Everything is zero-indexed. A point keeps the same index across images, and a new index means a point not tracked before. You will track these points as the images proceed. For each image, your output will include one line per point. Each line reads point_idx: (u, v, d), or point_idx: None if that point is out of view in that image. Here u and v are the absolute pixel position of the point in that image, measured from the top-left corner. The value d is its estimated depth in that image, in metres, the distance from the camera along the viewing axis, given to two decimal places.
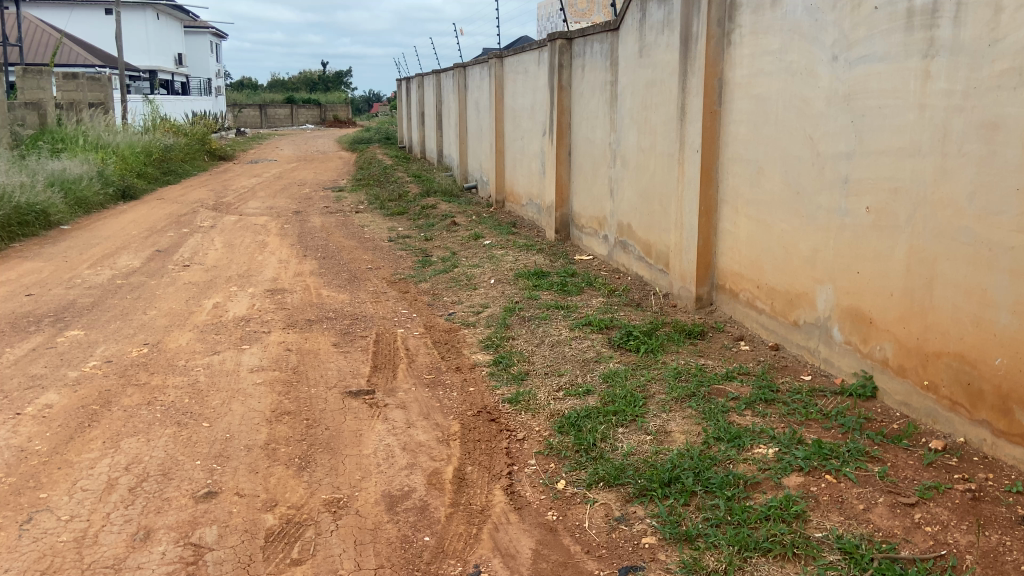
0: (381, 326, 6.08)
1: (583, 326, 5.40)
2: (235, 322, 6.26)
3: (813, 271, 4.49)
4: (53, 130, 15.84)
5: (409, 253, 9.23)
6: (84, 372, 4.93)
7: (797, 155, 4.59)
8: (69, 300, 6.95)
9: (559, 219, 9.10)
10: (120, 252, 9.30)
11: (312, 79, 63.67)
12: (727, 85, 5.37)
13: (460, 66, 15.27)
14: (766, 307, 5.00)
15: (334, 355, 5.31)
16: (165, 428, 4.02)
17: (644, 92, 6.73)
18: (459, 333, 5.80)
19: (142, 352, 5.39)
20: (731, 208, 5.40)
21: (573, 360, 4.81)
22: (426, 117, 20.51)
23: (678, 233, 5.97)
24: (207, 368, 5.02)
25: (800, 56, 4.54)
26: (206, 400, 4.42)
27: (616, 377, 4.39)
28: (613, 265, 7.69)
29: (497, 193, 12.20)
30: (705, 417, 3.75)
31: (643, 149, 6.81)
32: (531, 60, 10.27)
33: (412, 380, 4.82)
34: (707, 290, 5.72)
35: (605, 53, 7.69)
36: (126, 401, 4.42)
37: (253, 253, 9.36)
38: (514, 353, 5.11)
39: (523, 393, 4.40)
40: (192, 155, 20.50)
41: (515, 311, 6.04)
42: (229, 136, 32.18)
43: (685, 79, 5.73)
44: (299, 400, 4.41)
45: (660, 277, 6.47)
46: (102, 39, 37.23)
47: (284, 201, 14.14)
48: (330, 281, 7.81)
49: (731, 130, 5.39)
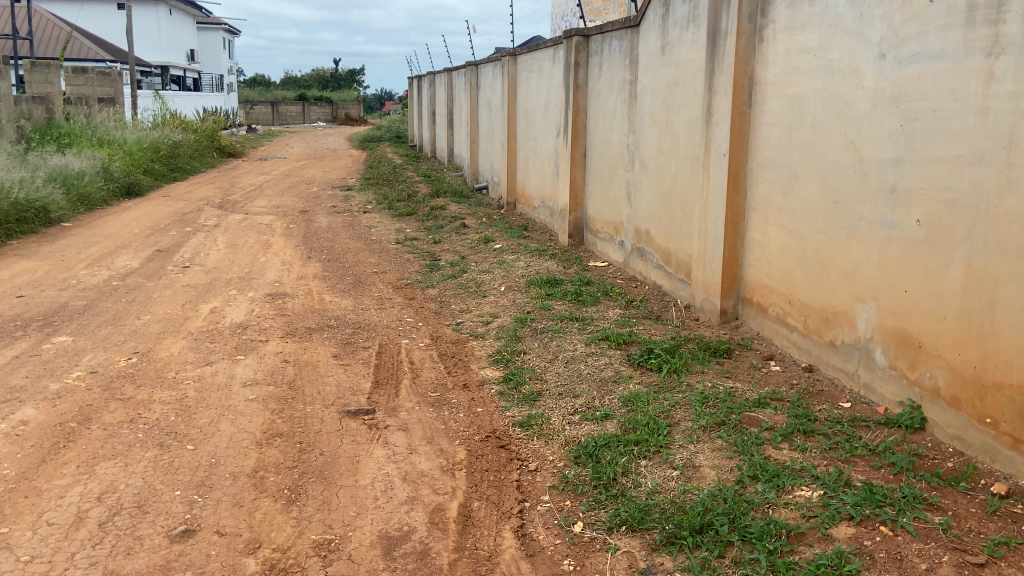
0: (384, 336, 5.74)
1: (599, 341, 5.04)
2: (232, 329, 5.93)
3: (853, 288, 4.12)
4: (59, 125, 15.58)
5: (417, 256, 8.90)
6: (67, 384, 4.61)
7: (837, 161, 4.22)
8: (60, 303, 6.65)
9: (573, 223, 8.75)
10: (119, 252, 9.00)
11: (324, 76, 63.52)
12: (758, 85, 5.01)
13: (472, 64, 14.95)
14: (798, 324, 4.63)
15: (334, 368, 4.98)
16: (146, 451, 3.70)
17: (666, 91, 6.36)
18: (467, 346, 5.45)
19: (131, 362, 5.07)
20: (761, 217, 5.03)
21: (589, 379, 4.46)
22: (437, 115, 20.19)
23: (701, 242, 5.61)
24: (198, 382, 4.69)
25: (841, 53, 4.17)
26: (193, 419, 4.09)
27: (637, 401, 4.02)
28: (629, 273, 7.33)
29: (508, 195, 11.85)
30: (738, 451, 3.39)
31: (664, 152, 6.44)
32: (545, 58, 9.92)
33: (415, 398, 4.47)
34: (733, 304, 5.36)
35: (625, 51, 7.33)
36: (107, 419, 4.10)
37: (256, 254, 9.06)
38: (525, 370, 4.76)
39: (535, 417, 4.05)
40: (201, 151, 20.24)
41: (527, 323, 5.69)
42: (240, 133, 31.97)
43: (711, 78, 5.37)
44: (292, 420, 4.07)
45: (680, 287, 6.11)
46: (114, 34, 37.16)
47: (291, 200, 13.84)
48: (334, 285, 7.48)
49: (761, 132, 5.02)
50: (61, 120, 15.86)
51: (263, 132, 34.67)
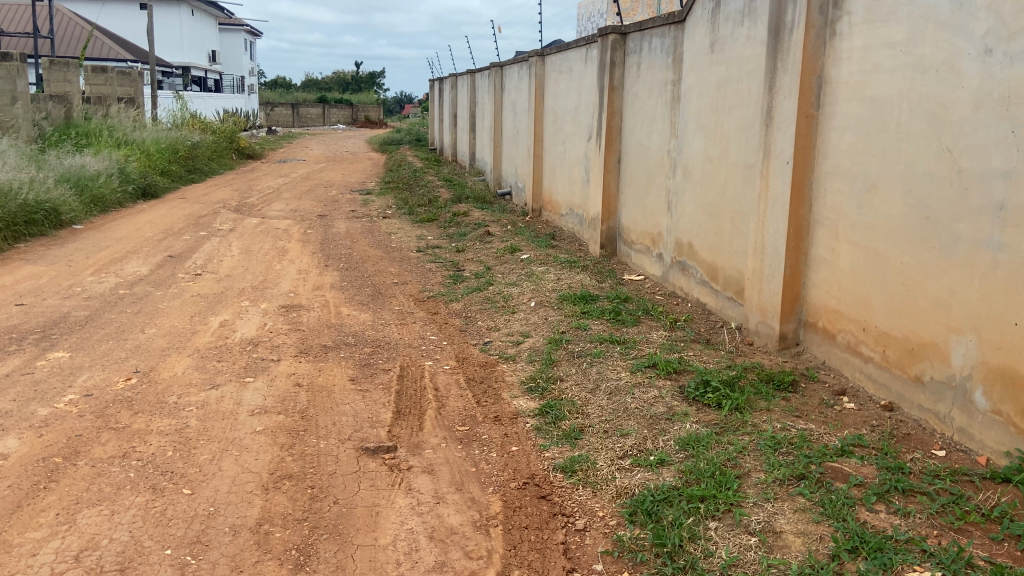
0: (406, 357, 5.25)
1: (645, 368, 4.52)
2: (241, 346, 5.48)
3: (946, 317, 3.60)
4: (77, 125, 15.28)
5: (440, 266, 8.43)
6: (57, 410, 4.16)
7: (928, 173, 3.70)
8: (62, 314, 6.23)
9: (605, 232, 8.23)
10: (129, 258, 8.60)
11: (345, 79, 63.50)
12: (828, 85, 4.49)
13: (497, 65, 14.49)
14: (876, 355, 4.11)
15: (351, 395, 4.49)
16: (137, 496, 3.24)
17: (715, 92, 5.85)
18: (497, 370, 4.95)
19: (130, 384, 4.61)
20: (830, 233, 4.51)
21: (637, 415, 3.94)
22: (459, 118, 19.73)
23: (756, 258, 5.09)
24: (201, 410, 4.23)
25: (935, 49, 3.64)
26: (192, 456, 3.62)
27: (697, 444, 3.51)
28: (668, 288, 6.81)
29: (534, 201, 11.36)
30: (827, 514, 2.88)
31: (711, 158, 5.93)
32: (577, 58, 9.41)
33: (441, 433, 3.97)
34: (793, 328, 4.83)
35: (667, 49, 6.83)
36: (97, 454, 3.64)
37: (271, 261, 8.62)
38: (564, 402, 4.25)
39: (580, 460, 3.54)
40: (220, 153, 19.91)
41: (561, 345, 5.18)
42: (261, 135, 31.77)
43: (773, 77, 4.86)
44: (304, 459, 3.59)
45: (729, 306, 5.59)
46: (136, 34, 37.16)
47: (309, 203, 13.43)
48: (352, 297, 7.02)
49: (830, 138, 4.50)
50: (79, 120, 15.57)
51: (283, 134, 34.36)
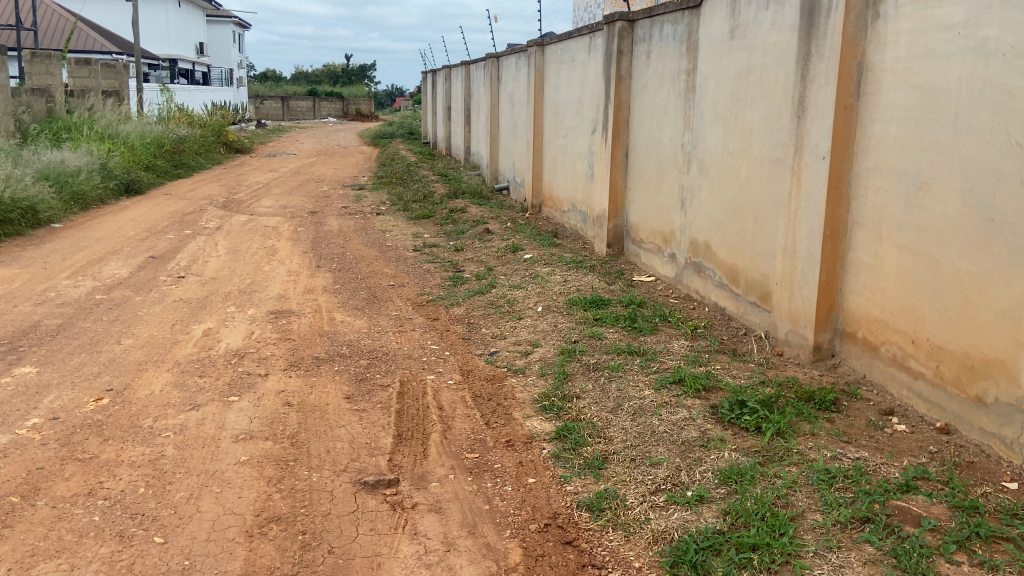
0: (406, 370, 4.83)
1: (670, 385, 4.11)
2: (226, 358, 5.04)
3: (1015, 332, 3.19)
4: (59, 119, 14.73)
5: (438, 266, 8.00)
6: (17, 437, 3.71)
7: (993, 169, 3.30)
8: (32, 322, 5.77)
9: (612, 231, 7.82)
10: (109, 259, 8.13)
11: (335, 72, 62.74)
12: (871, 72, 4.08)
13: (493, 57, 14.02)
14: (928, 371, 3.71)
15: (347, 416, 4.07)
16: (101, 546, 2.81)
17: (737, 81, 5.42)
18: (505, 385, 4.53)
19: (101, 405, 4.17)
20: (872, 235, 4.10)
21: (667, 440, 3.53)
22: (453, 111, 19.25)
23: (786, 262, 4.68)
24: (180, 436, 3.79)
25: (1001, 30, 3.23)
26: (166, 494, 3.19)
27: (739, 478, 3.10)
28: (682, 290, 6.41)
29: (533, 197, 10.94)
30: (902, 569, 2.50)
31: (731, 152, 5.52)
32: (579, 47, 8.98)
33: (449, 462, 3.55)
34: (828, 338, 4.43)
35: (679, 36, 6.40)
36: (59, 491, 3.21)
37: (260, 262, 8.15)
38: (584, 424, 3.84)
39: (607, 496, 3.14)
40: (207, 147, 19.36)
41: (575, 356, 4.77)
42: (250, 129, 31.19)
43: (806, 64, 4.44)
44: (294, 497, 3.17)
45: (754, 312, 5.19)
46: (121, 26, 36.43)
47: (300, 199, 12.96)
48: (346, 301, 6.58)
49: (873, 131, 4.09)
50: (61, 113, 15.02)
51: (273, 128, 33.78)
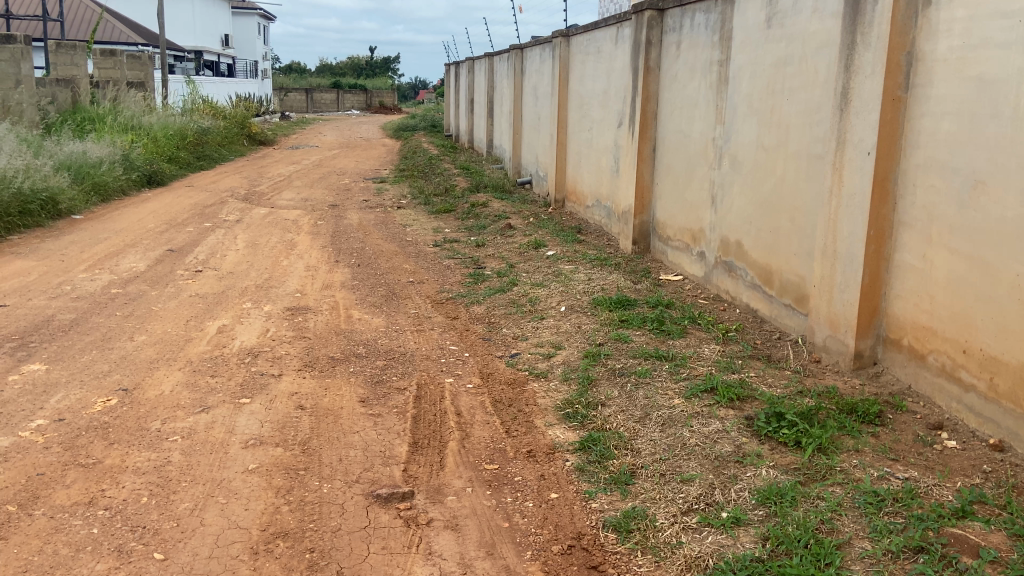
0: (424, 372, 4.64)
1: (702, 394, 3.88)
2: (239, 357, 4.89)
3: None
4: (83, 109, 14.73)
5: (458, 262, 7.82)
6: (20, 440, 3.58)
7: None
8: (45, 317, 5.67)
9: (638, 228, 7.57)
10: (127, 252, 8.04)
11: (359, 64, 62.84)
12: (922, 62, 3.81)
13: (517, 48, 13.78)
14: (981, 384, 3.45)
15: (362, 421, 3.89)
16: (97, 562, 2.66)
17: (773, 72, 5.16)
18: (526, 391, 4.32)
19: (109, 406, 4.03)
20: (922, 236, 3.84)
21: (700, 454, 3.31)
22: (476, 103, 19.03)
23: (825, 263, 4.43)
24: (188, 440, 3.64)
25: None
26: (170, 505, 3.03)
27: (779, 499, 2.88)
28: (712, 290, 6.16)
29: (556, 191, 10.71)
30: None
31: (766, 147, 5.26)
32: (606, 37, 8.72)
33: (466, 474, 3.36)
34: (870, 345, 4.18)
35: (712, 25, 6.14)
36: (58, 500, 3.06)
37: (278, 257, 8.01)
38: (610, 434, 3.63)
39: (636, 516, 2.93)
40: (230, 139, 19.32)
41: (599, 360, 4.56)
42: (274, 120, 31.24)
43: (851, 53, 4.17)
44: (304, 510, 3.00)
45: (789, 315, 4.94)
46: (147, 17, 36.65)
47: (321, 192, 12.84)
48: (364, 298, 6.41)
49: (923, 126, 3.83)
50: (85, 104, 15.02)
51: (296, 120, 33.69)
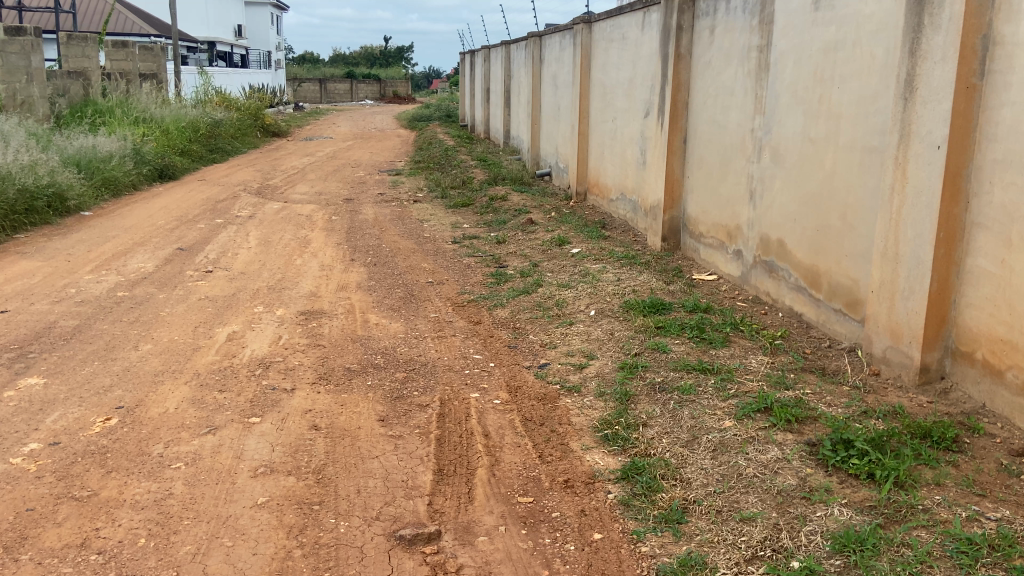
0: (447, 386, 4.31)
1: (754, 415, 3.52)
2: (249, 368, 4.58)
3: None
4: (94, 102, 14.48)
5: (479, 260, 7.47)
6: (9, 469, 3.28)
7: None
8: (47, 323, 5.39)
9: (668, 224, 7.19)
10: (135, 251, 7.75)
11: (373, 54, 62.36)
12: (1001, 47, 3.41)
13: (535, 36, 13.38)
14: None
15: (381, 445, 3.56)
16: None
17: (822, 57, 4.75)
18: (559, 407, 3.98)
19: (108, 426, 3.73)
20: (1000, 239, 3.45)
21: (759, 488, 2.96)
22: (492, 93, 18.63)
23: (884, 267, 4.04)
24: (192, 468, 3.32)
25: None
26: (169, 549, 2.72)
27: (859, 547, 2.53)
28: (750, 291, 5.78)
29: (578, 184, 10.34)
30: None
31: (814, 138, 4.86)
32: (632, 23, 8.31)
33: (498, 509, 3.03)
34: (937, 358, 3.80)
35: (750, 8, 5.74)
36: (47, 542, 2.76)
37: (292, 255, 7.70)
38: (656, 461, 3.28)
39: (694, 565, 2.58)
40: (244, 131, 19.04)
41: (637, 373, 4.21)
42: (288, 112, 30.94)
43: (918, 36, 3.77)
44: (318, 555, 2.68)
45: (841, 322, 4.55)
46: (160, 8, 36.42)
47: (335, 185, 12.52)
48: (381, 301, 6.09)
49: (1001, 116, 3.43)
50: (96, 96, 14.76)
51: (310, 111, 33.27)
